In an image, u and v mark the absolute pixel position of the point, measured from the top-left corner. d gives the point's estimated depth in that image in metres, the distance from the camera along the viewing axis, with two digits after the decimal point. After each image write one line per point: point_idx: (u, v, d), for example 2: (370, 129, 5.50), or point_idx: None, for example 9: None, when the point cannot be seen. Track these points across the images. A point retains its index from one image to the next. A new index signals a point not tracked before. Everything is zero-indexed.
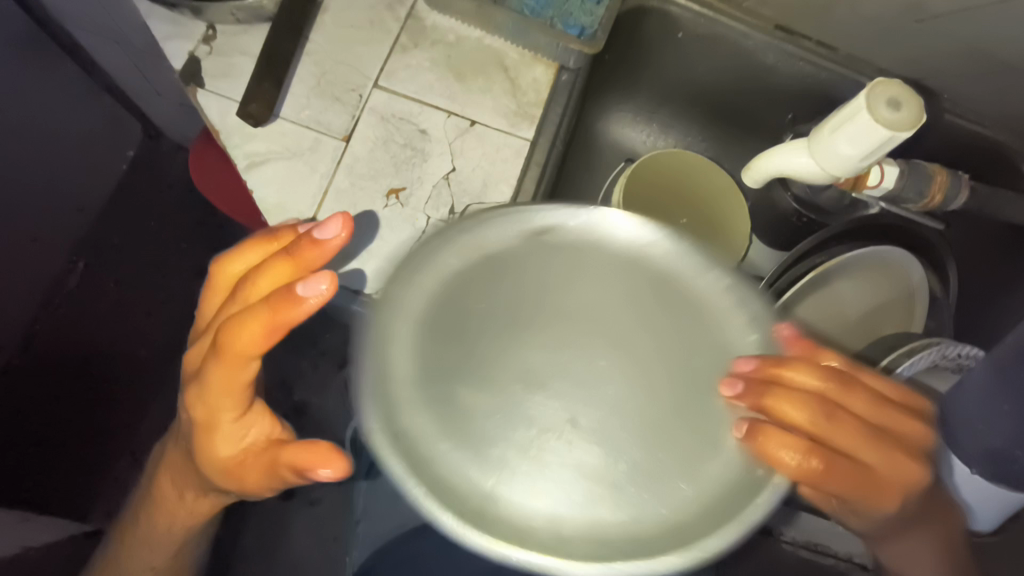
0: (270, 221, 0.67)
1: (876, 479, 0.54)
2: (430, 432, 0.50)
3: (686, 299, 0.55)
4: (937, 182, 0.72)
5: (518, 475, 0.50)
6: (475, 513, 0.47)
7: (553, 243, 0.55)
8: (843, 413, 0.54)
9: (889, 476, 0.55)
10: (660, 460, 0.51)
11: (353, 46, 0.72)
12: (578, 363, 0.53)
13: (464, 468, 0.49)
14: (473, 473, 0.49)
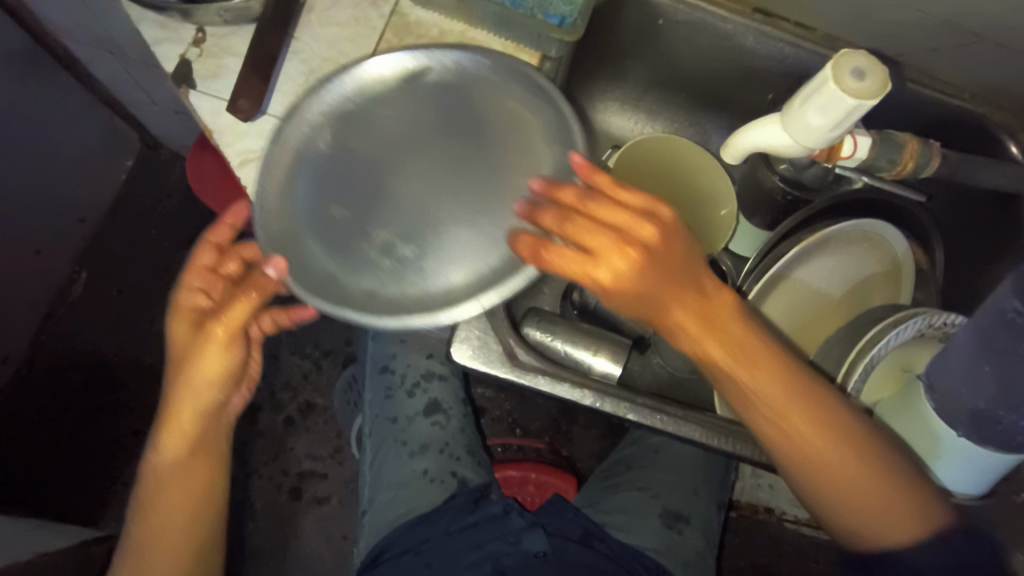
0: None
1: (727, 339, 0.60)
2: (310, 246, 0.64)
3: (507, 117, 0.68)
4: (909, 151, 0.71)
5: (405, 268, 0.64)
6: (329, 287, 0.62)
7: (360, 86, 0.66)
8: (655, 254, 0.59)
9: (740, 355, 0.60)
10: (494, 230, 0.64)
11: (339, 44, 0.74)
12: (431, 189, 0.66)
13: (337, 266, 0.64)
14: (337, 263, 0.64)
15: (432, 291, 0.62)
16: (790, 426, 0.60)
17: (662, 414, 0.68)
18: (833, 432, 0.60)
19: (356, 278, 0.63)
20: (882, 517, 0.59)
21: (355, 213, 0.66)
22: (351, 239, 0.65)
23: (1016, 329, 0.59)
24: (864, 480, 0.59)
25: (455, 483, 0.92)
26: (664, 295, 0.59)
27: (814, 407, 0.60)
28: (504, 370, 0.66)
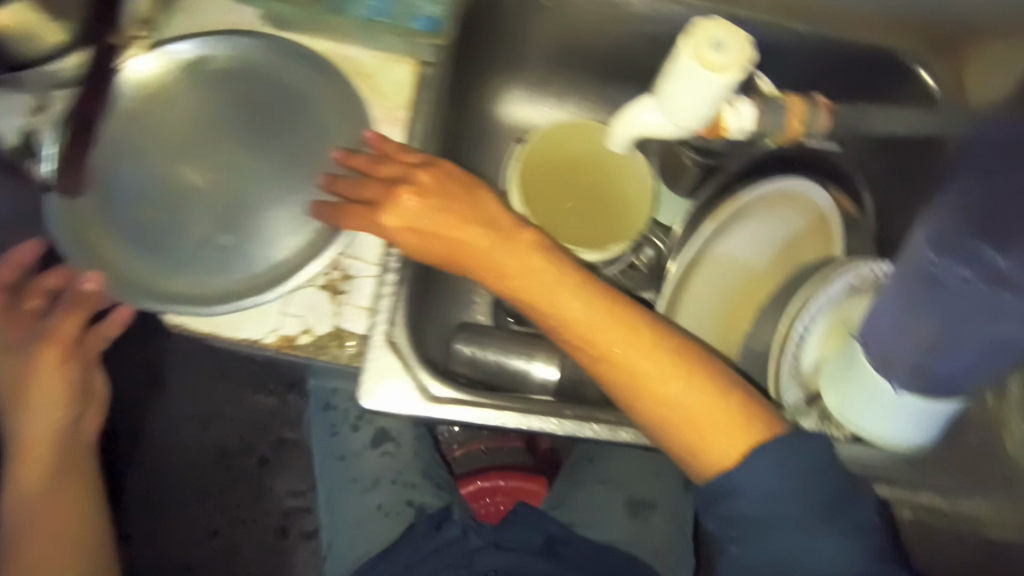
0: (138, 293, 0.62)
1: (520, 266, 0.59)
2: (123, 251, 0.63)
3: (287, 92, 0.68)
4: (795, 113, 0.53)
5: (224, 251, 0.64)
6: (153, 286, 0.62)
7: (141, 81, 0.66)
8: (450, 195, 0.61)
9: (532, 279, 0.58)
10: (293, 200, 0.66)
11: (196, 83, 0.67)
12: (236, 164, 0.66)
13: (182, 278, 0.63)
14: (179, 278, 0.63)
15: (247, 274, 0.64)
16: (593, 346, 0.56)
17: (593, 423, 0.65)
18: (640, 345, 0.55)
19: (197, 284, 0.63)
20: (710, 432, 0.53)
21: (167, 205, 0.64)
22: (162, 231, 0.64)
23: (937, 282, 0.54)
24: (687, 395, 0.54)
25: (413, 511, 0.90)
26: (445, 232, 0.60)
27: (616, 319, 0.57)
28: (420, 405, 0.62)
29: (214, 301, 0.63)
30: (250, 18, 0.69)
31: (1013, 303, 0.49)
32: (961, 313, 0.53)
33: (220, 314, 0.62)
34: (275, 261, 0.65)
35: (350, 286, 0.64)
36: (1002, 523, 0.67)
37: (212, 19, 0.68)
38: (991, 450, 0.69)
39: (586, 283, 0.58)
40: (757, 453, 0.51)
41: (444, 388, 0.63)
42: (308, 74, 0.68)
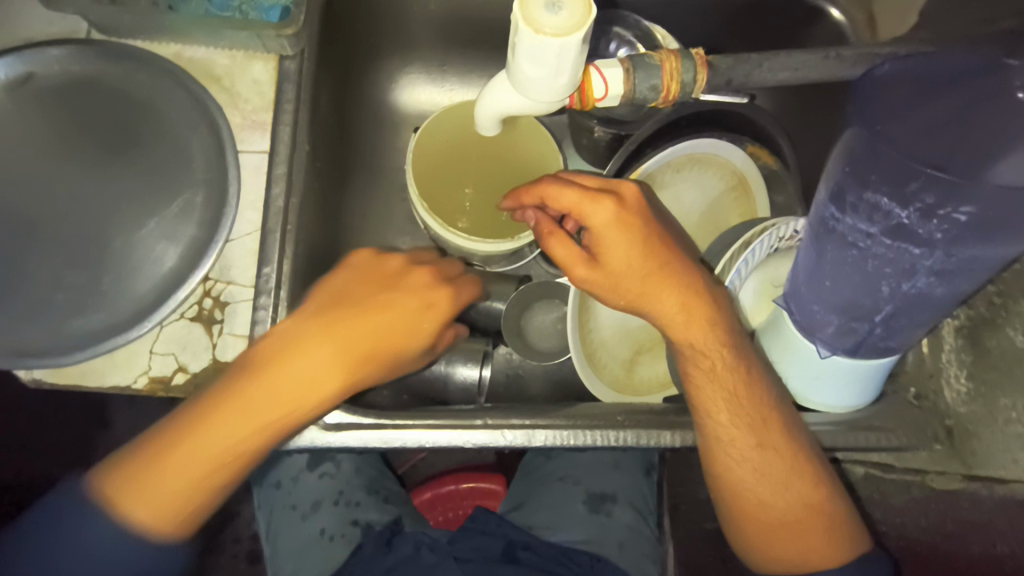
0: None
1: (671, 305, 0.58)
2: None
3: (132, 103, 0.62)
4: (666, 69, 0.46)
5: (74, 291, 0.57)
6: None
7: None
8: (357, 282, 0.58)
9: (697, 326, 0.58)
10: (150, 225, 0.59)
11: (27, 104, 0.60)
12: (82, 193, 0.59)
13: (28, 328, 0.56)
14: (24, 328, 0.56)
15: (104, 312, 0.57)
16: (710, 405, 0.58)
17: (508, 428, 0.60)
18: (747, 424, 0.58)
19: (44, 332, 0.56)
20: (804, 539, 0.57)
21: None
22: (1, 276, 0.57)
23: (844, 240, 0.49)
24: (774, 476, 0.58)
25: (358, 531, 0.85)
26: (648, 287, 0.58)
27: (727, 374, 0.58)
28: (317, 434, 0.58)
29: (69, 349, 0.55)
30: (83, 26, 0.62)
31: (920, 256, 0.45)
32: (872, 271, 0.49)
33: (70, 358, 0.55)
34: (139, 293, 0.57)
35: (226, 312, 0.58)
36: (949, 473, 0.63)
37: (40, 32, 0.62)
38: (930, 399, 0.65)
39: (699, 299, 0.58)
40: (826, 526, 0.57)
41: (338, 413, 0.59)
42: (152, 83, 0.62)
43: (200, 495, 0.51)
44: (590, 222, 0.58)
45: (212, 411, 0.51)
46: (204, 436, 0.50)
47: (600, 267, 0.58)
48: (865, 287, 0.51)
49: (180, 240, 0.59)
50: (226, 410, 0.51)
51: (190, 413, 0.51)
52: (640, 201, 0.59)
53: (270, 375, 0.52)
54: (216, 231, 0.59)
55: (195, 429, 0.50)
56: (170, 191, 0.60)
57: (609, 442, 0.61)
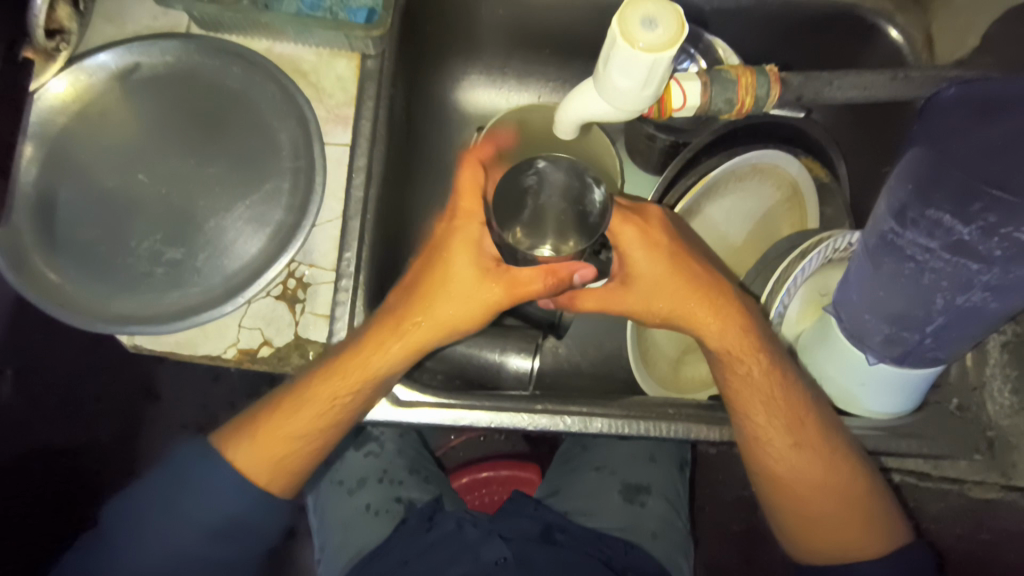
0: (77, 311, 0.59)
1: (711, 309, 0.59)
2: (63, 273, 0.60)
3: (227, 94, 0.66)
4: (743, 83, 0.50)
5: (170, 266, 0.61)
6: (96, 308, 0.59)
7: (65, 104, 0.64)
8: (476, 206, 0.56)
9: (732, 331, 0.60)
10: (241, 207, 0.63)
11: (133, 91, 0.65)
12: (181, 178, 0.64)
13: (125, 300, 0.60)
14: (122, 299, 0.60)
15: (199, 286, 0.61)
16: (746, 406, 0.61)
17: (565, 415, 0.64)
18: (785, 426, 0.60)
19: (142, 303, 0.60)
20: (834, 533, 0.60)
21: (104, 226, 0.62)
22: (103, 249, 0.61)
23: (902, 253, 0.52)
24: (814, 477, 0.60)
25: (402, 508, 0.88)
26: (683, 307, 0.59)
27: (762, 379, 0.60)
28: (389, 412, 0.62)
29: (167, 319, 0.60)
30: (184, 21, 0.67)
31: (977, 271, 0.48)
32: (927, 284, 0.51)
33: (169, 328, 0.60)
34: (229, 271, 0.62)
35: (308, 293, 0.62)
36: (986, 483, 0.65)
37: (144, 24, 0.66)
38: (972, 410, 0.68)
39: (728, 316, 0.59)
40: (840, 508, 0.60)
41: (411, 391, 0.64)
42: (244, 75, 0.67)
43: (287, 462, 0.59)
44: (619, 240, 0.58)
45: (348, 359, 0.57)
46: (359, 366, 0.57)
47: (631, 291, 0.58)
48: (918, 299, 0.53)
49: (268, 220, 0.63)
50: (337, 382, 0.57)
51: (354, 343, 0.57)
52: (663, 221, 0.60)
53: (388, 337, 0.57)
54: (301, 215, 0.63)
55: (326, 375, 0.57)
56: (260, 176, 0.64)
57: (660, 432, 0.64)
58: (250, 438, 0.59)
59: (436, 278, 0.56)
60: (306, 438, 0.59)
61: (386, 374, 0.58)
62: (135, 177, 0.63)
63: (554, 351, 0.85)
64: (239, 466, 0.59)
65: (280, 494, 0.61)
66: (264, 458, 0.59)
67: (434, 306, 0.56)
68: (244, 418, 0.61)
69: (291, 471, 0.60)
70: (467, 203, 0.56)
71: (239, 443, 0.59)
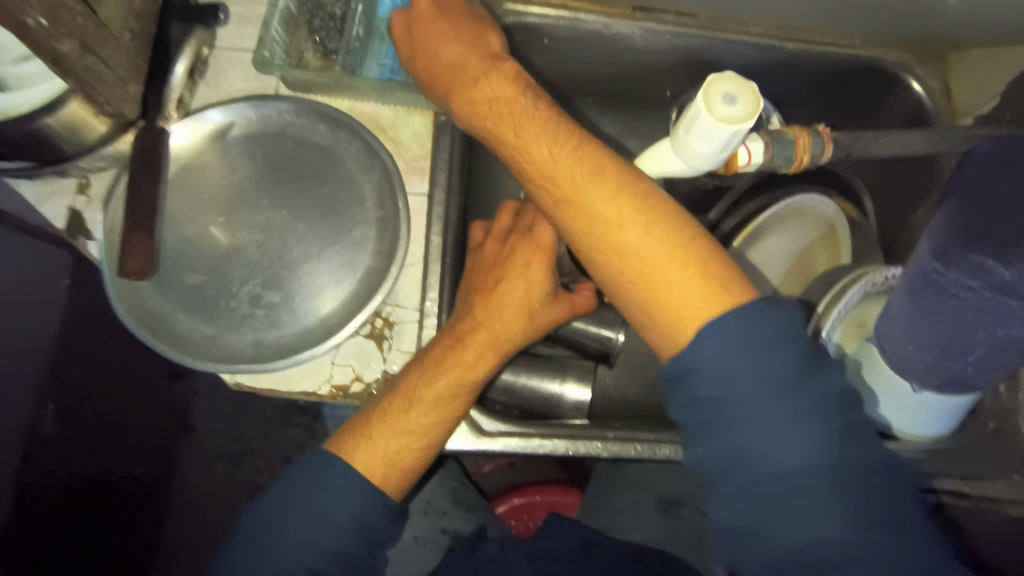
0: (186, 350, 0.64)
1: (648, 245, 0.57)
2: (172, 316, 0.66)
3: (315, 148, 0.73)
4: (801, 142, 0.56)
5: (268, 308, 0.67)
6: (203, 347, 0.65)
7: (172, 162, 0.70)
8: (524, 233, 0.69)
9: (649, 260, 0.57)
10: (330, 252, 0.69)
11: (231, 148, 0.72)
12: (275, 226, 0.69)
13: (230, 340, 0.65)
14: (226, 339, 0.65)
15: (295, 325, 0.66)
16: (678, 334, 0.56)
17: (634, 442, 0.69)
18: (661, 228, 0.57)
19: (244, 343, 0.65)
20: (690, 302, 0.54)
21: (208, 272, 0.67)
22: (209, 292, 0.67)
23: (946, 290, 0.57)
24: (681, 278, 0.55)
25: (447, 537, 0.93)
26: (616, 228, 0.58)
27: (665, 240, 0.57)
28: (473, 441, 0.68)
29: (267, 356, 0.65)
30: (275, 84, 0.74)
31: (1017, 308, 0.53)
32: (971, 318, 0.56)
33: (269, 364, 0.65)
34: (322, 312, 0.67)
35: (394, 331, 0.67)
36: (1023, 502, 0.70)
37: (239, 87, 0.73)
38: (1007, 433, 0.72)
39: (704, 259, 0.56)
40: (732, 334, 0.51)
41: (490, 423, 0.69)
42: (330, 131, 0.73)
43: (405, 469, 0.61)
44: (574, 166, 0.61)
45: (452, 363, 0.63)
46: (460, 365, 0.63)
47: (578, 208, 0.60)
48: (962, 332, 0.58)
49: (356, 264, 0.69)
50: (438, 389, 0.62)
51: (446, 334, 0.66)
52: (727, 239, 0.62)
53: (483, 319, 0.66)
54: (386, 260, 0.69)
55: (437, 380, 0.62)
56: (347, 223, 0.70)
57: None
58: (366, 437, 0.61)
59: (513, 288, 0.66)
60: (429, 428, 0.62)
61: (481, 382, 0.64)
62: (236, 227, 0.69)
63: (602, 380, 0.90)
64: (359, 465, 0.59)
65: (393, 495, 0.61)
66: (379, 459, 0.60)
67: (513, 287, 0.67)
68: (354, 423, 0.62)
69: (404, 468, 0.61)
70: (546, 236, 0.68)
71: (355, 445, 0.60)
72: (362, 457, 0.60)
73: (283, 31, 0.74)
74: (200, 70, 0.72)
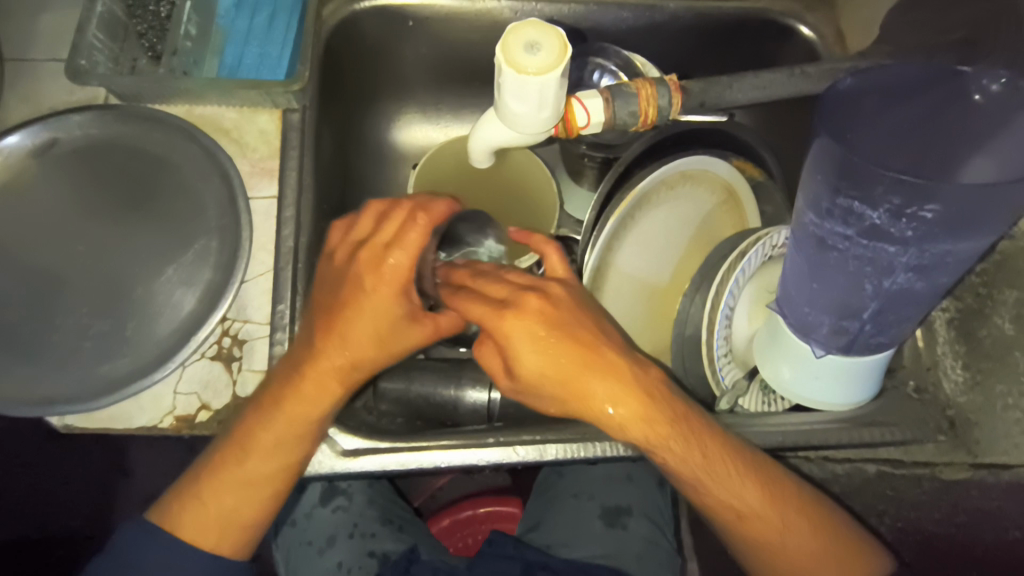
0: (0, 397, 0.57)
1: (634, 418, 0.53)
2: None
3: (149, 159, 0.66)
4: (644, 96, 0.51)
5: (97, 340, 0.60)
6: (19, 391, 0.58)
7: None
8: (374, 251, 0.53)
9: (659, 423, 0.53)
10: (169, 272, 0.62)
11: (49, 167, 0.64)
12: (104, 249, 0.63)
13: (54, 379, 0.58)
14: (52, 379, 0.58)
15: (130, 356, 0.59)
16: (660, 443, 0.54)
17: (519, 445, 0.63)
18: (646, 425, 0.53)
19: (70, 381, 0.58)
20: (744, 504, 0.56)
21: (24, 307, 0.60)
22: (26, 329, 0.59)
23: (825, 244, 0.52)
24: (709, 468, 0.55)
25: (376, 562, 0.83)
26: (597, 399, 0.52)
27: (638, 402, 0.53)
28: (339, 463, 0.61)
29: (97, 393, 0.58)
30: (101, 93, 0.67)
31: (895, 254, 0.48)
32: (854, 272, 0.52)
33: (100, 403, 0.58)
34: (161, 338, 0.60)
35: (243, 350, 0.61)
36: (956, 464, 0.64)
37: (61, 100, 0.66)
38: (929, 391, 0.68)
39: (677, 421, 0.54)
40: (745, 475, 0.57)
41: (359, 440, 0.62)
42: (163, 139, 0.66)
43: (242, 532, 0.58)
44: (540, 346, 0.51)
45: (284, 408, 0.55)
46: (289, 420, 0.56)
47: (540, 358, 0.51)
48: (849, 288, 0.53)
49: (201, 281, 0.62)
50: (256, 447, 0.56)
51: (279, 381, 0.56)
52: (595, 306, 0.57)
53: (327, 352, 0.55)
54: (234, 273, 0.62)
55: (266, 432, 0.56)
56: (187, 237, 0.63)
57: (619, 452, 0.63)
58: (188, 509, 0.57)
59: (354, 318, 0.54)
60: (259, 484, 0.57)
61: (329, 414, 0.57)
62: (55, 254, 0.62)
63: None
64: (184, 536, 0.57)
65: (234, 555, 0.58)
66: (210, 527, 0.57)
67: (360, 322, 0.54)
68: (180, 489, 0.58)
69: (241, 531, 0.58)
70: (393, 266, 0.53)
71: (179, 513, 0.57)
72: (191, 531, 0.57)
73: (105, 38, 0.65)
74: None
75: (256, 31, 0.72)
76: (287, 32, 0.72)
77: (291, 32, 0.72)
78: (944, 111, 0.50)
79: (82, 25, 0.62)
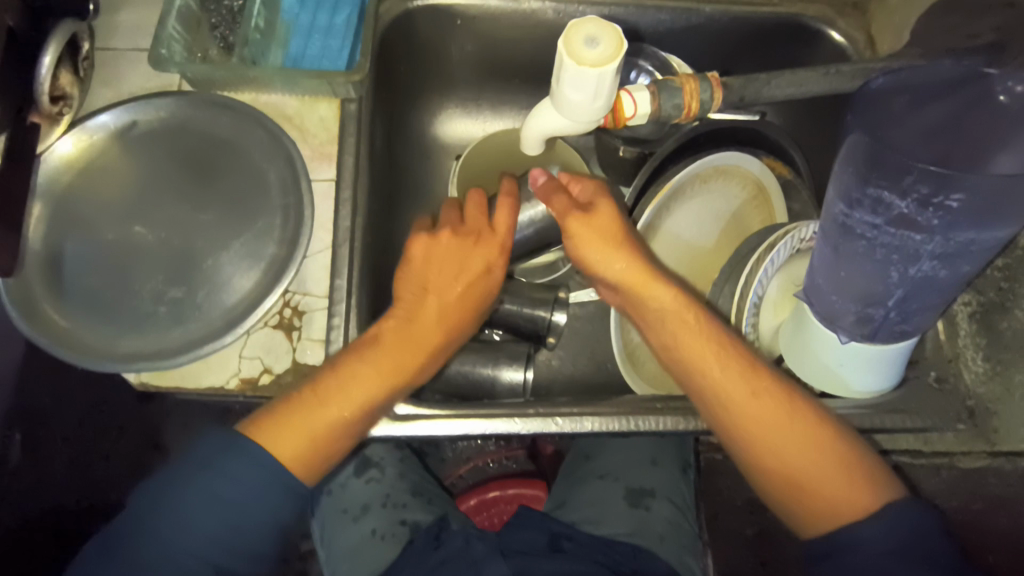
0: (85, 353, 0.62)
1: (655, 298, 0.61)
2: (69, 321, 0.63)
3: (220, 140, 0.71)
4: (687, 89, 0.56)
5: (170, 305, 0.65)
6: (101, 347, 0.63)
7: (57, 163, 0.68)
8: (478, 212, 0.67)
9: (667, 308, 0.61)
10: (237, 245, 0.67)
11: (127, 145, 0.70)
12: (179, 224, 0.68)
13: (132, 339, 0.63)
14: (131, 340, 0.63)
15: (201, 321, 0.64)
16: (685, 351, 0.60)
17: (556, 417, 0.66)
18: (657, 313, 0.62)
19: (146, 343, 0.63)
20: (787, 449, 0.55)
21: (107, 273, 0.66)
22: (109, 293, 0.65)
23: (854, 233, 0.56)
24: (739, 383, 0.58)
25: (407, 531, 0.87)
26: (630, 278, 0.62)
27: (669, 289, 0.61)
28: (391, 429, 0.64)
29: (173, 354, 0.63)
30: (176, 80, 0.72)
31: (921, 242, 0.51)
32: (881, 259, 0.55)
33: (174, 361, 0.62)
34: (229, 305, 0.65)
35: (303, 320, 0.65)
36: (975, 453, 0.66)
37: (140, 86, 0.72)
38: (950, 381, 0.69)
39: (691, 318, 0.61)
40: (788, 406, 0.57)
41: (409, 406, 0.66)
42: (233, 124, 0.71)
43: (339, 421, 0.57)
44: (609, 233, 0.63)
45: (383, 335, 0.60)
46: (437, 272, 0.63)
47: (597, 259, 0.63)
48: (875, 275, 0.56)
49: (268, 254, 0.67)
50: (364, 358, 0.59)
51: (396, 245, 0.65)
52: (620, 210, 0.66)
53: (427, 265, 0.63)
54: (297, 247, 0.67)
55: (362, 365, 0.58)
56: (254, 215, 0.69)
57: (650, 426, 0.67)
58: (280, 423, 0.56)
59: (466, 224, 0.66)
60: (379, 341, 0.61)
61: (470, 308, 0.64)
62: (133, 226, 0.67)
63: (548, 363, 0.88)
64: (265, 447, 0.55)
65: (304, 478, 0.57)
66: (299, 437, 0.56)
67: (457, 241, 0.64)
68: (276, 404, 0.57)
69: (319, 447, 0.57)
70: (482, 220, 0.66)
71: (270, 422, 0.56)
72: (278, 441, 0.55)
73: (182, 29, 0.70)
74: (85, 68, 0.70)
75: (319, 25, 0.77)
76: (347, 29, 0.77)
77: (351, 28, 0.77)
78: (969, 112, 0.53)
79: (163, 18, 0.68)
